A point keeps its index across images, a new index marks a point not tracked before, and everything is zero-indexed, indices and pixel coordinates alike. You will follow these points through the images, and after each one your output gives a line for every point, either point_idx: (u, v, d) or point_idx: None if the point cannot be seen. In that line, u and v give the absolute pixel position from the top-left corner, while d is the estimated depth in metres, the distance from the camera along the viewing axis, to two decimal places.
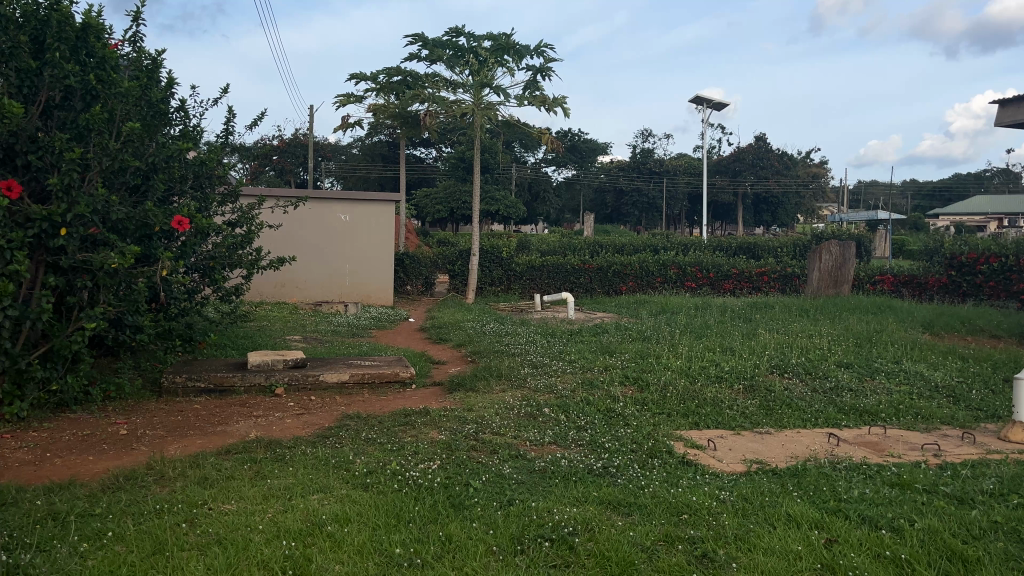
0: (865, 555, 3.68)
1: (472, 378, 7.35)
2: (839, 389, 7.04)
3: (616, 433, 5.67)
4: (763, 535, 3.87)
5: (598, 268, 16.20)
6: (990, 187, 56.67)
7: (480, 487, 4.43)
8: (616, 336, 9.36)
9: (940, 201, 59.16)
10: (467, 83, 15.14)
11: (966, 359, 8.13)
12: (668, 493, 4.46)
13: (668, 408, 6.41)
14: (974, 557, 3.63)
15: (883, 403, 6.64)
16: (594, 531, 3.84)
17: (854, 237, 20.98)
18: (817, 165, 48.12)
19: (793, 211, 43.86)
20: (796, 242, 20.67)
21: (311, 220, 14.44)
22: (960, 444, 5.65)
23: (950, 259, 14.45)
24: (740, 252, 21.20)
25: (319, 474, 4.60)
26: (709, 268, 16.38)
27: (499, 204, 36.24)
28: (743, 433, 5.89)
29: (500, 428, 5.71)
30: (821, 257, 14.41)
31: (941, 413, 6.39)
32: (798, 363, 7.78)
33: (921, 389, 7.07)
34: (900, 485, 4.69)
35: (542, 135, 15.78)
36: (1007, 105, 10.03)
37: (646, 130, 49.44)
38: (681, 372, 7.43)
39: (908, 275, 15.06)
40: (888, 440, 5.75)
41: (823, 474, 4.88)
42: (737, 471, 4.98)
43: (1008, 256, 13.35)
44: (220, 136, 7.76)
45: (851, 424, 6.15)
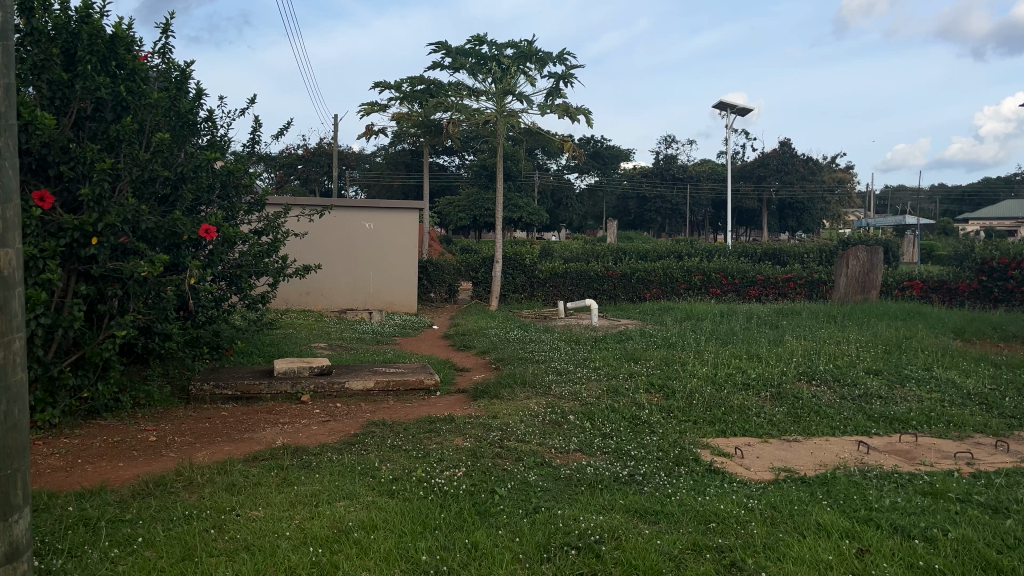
0: (897, 564, 3.62)
1: (497, 386, 7.34)
2: (868, 396, 6.95)
3: (642, 441, 5.63)
4: (793, 544, 3.82)
5: (622, 275, 16.17)
6: (1020, 191, 55.70)
7: (506, 495, 4.42)
8: (641, 342, 9.32)
9: (970, 206, 58.31)
10: (489, 91, 15.18)
11: (999, 366, 7.98)
12: (696, 501, 4.42)
13: (694, 415, 6.36)
14: (1010, 567, 3.57)
15: (914, 410, 6.55)
16: (621, 540, 3.81)
17: (882, 243, 20.66)
18: (843, 170, 47.60)
19: (819, 216, 43.40)
20: (823, 247, 20.44)
21: (336, 229, 14.53)
22: (993, 452, 5.56)
23: (981, 264, 14.20)
24: (765, 258, 21.01)
25: (346, 481, 4.62)
26: (734, 274, 16.24)
27: (522, 211, 36.23)
28: (771, 441, 5.84)
29: (525, 436, 5.69)
30: (848, 262, 14.26)
31: (974, 421, 6.27)
32: (827, 369, 7.68)
33: (952, 396, 6.95)
34: (932, 494, 4.61)
35: (564, 141, 15.75)
36: None
37: (669, 136, 49.24)
38: (707, 379, 7.37)
39: (938, 281, 14.81)
40: (919, 448, 5.66)
41: (854, 482, 4.82)
42: (765, 480, 4.93)
43: None
44: (247, 146, 7.84)
45: (881, 432, 6.07)
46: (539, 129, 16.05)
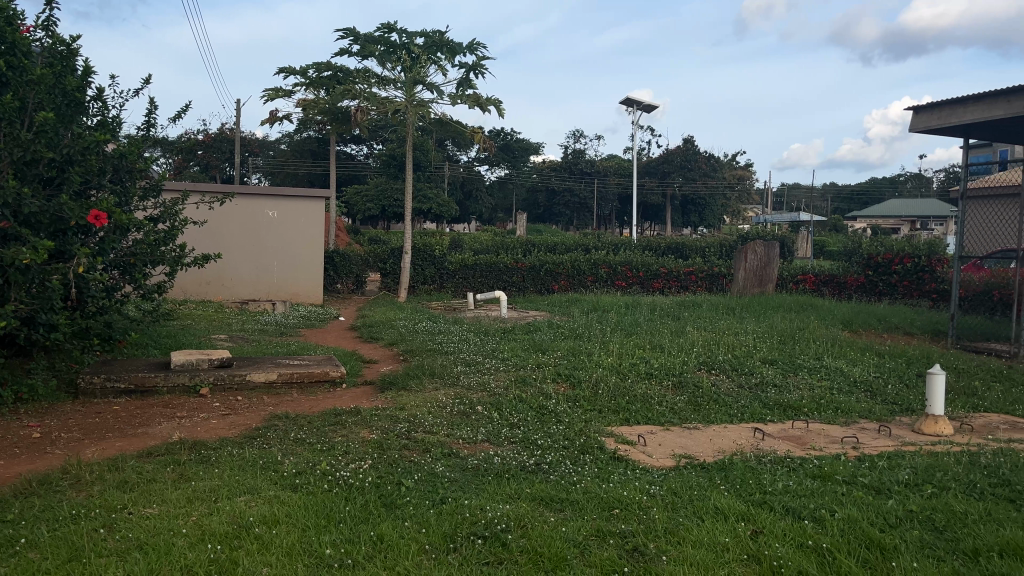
0: (789, 544, 3.81)
1: (404, 377, 7.28)
2: (763, 384, 7.25)
3: (549, 430, 5.69)
4: (693, 528, 3.95)
5: (531, 267, 16.27)
6: (904, 191, 59.07)
7: (413, 486, 4.39)
8: (549, 334, 9.41)
9: (858, 205, 61.52)
10: (399, 80, 14.98)
11: (882, 355, 8.46)
12: (600, 488, 4.51)
13: (599, 404, 6.48)
14: (890, 545, 3.84)
15: (805, 397, 6.87)
16: (527, 528, 3.85)
17: (778, 237, 21.48)
18: (742, 169, 49.33)
19: (719, 213, 44.85)
20: (723, 241, 21.09)
21: (238, 217, 14.10)
22: (876, 436, 5.91)
23: (868, 259, 14.98)
24: (669, 252, 21.55)
25: (247, 475, 4.48)
26: (639, 268, 16.58)
27: (431, 202, 36.04)
28: (672, 428, 6.01)
29: (433, 427, 5.66)
30: (746, 256, 14.82)
31: (859, 407, 6.64)
32: (725, 359, 7.96)
33: (840, 384, 7.33)
34: (821, 477, 4.87)
35: (474, 132, 15.69)
36: (919, 111, 9.14)
37: (578, 131, 49.85)
38: (612, 369, 7.52)
39: (829, 274, 15.37)
40: (809, 433, 5.95)
41: (749, 467, 5.03)
42: (666, 466, 5.08)
43: (921, 257, 14.11)
44: (141, 128, 7.49)
45: (776, 419, 6.34)
46: (448, 120, 15.96)
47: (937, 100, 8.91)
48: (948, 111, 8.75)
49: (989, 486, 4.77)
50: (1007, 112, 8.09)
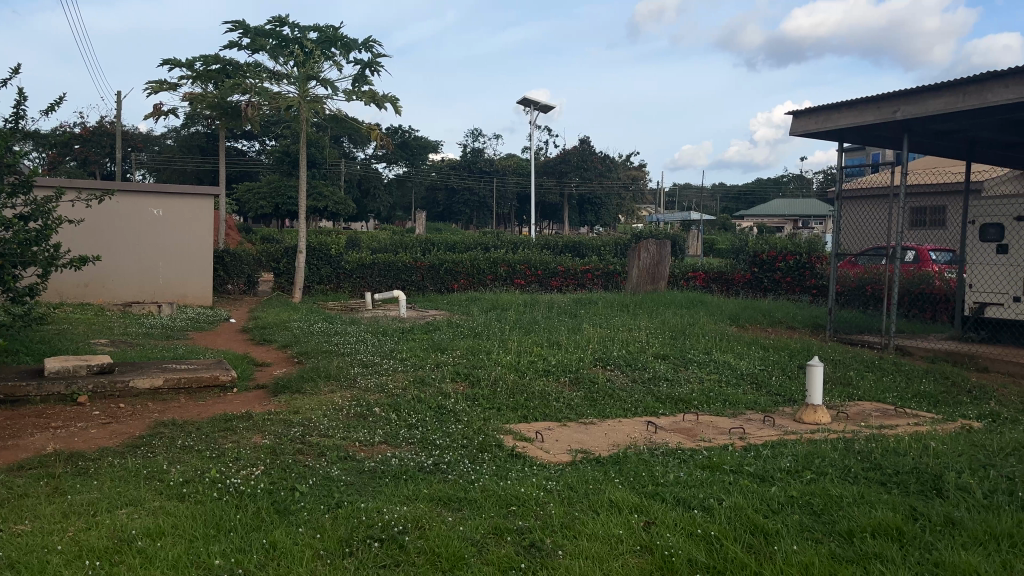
0: (679, 534, 3.95)
1: (299, 380, 7.11)
2: (656, 378, 7.47)
3: (447, 430, 5.68)
4: (588, 521, 4.03)
5: (430, 266, 16.18)
6: (786, 192, 62.05)
7: (307, 491, 4.30)
8: (448, 333, 9.39)
9: (745, 205, 64.24)
10: (291, 75, 14.61)
11: (766, 348, 8.86)
12: (498, 486, 4.54)
13: (497, 402, 6.52)
14: (773, 530, 4.03)
15: (695, 391, 7.12)
16: (425, 529, 3.84)
17: (671, 236, 22.17)
18: (636, 169, 50.66)
19: (615, 212, 45.90)
20: (619, 240, 21.59)
21: (119, 215, 13.42)
22: (761, 426, 6.19)
23: (753, 257, 15.66)
24: (566, 250, 21.88)
25: (130, 487, 4.28)
26: (537, 266, 16.75)
27: (327, 200, 35.37)
28: (569, 424, 6.11)
29: (328, 430, 5.56)
30: (639, 254, 15.22)
31: (746, 399, 6.93)
32: (620, 355, 8.15)
33: (728, 376, 7.64)
34: (710, 467, 5.06)
35: (370, 129, 15.47)
36: (799, 116, 9.62)
37: (477, 130, 49.99)
38: (510, 367, 7.58)
39: (718, 271, 16.03)
40: (699, 425, 6.17)
41: (643, 459, 5.17)
42: (563, 461, 5.16)
43: (802, 255, 14.87)
44: (9, 120, 7.03)
45: (668, 412, 6.55)
46: (344, 117, 15.69)
47: (814, 106, 9.40)
48: (824, 117, 9.25)
49: (862, 470, 5.08)
50: (876, 119, 8.61)
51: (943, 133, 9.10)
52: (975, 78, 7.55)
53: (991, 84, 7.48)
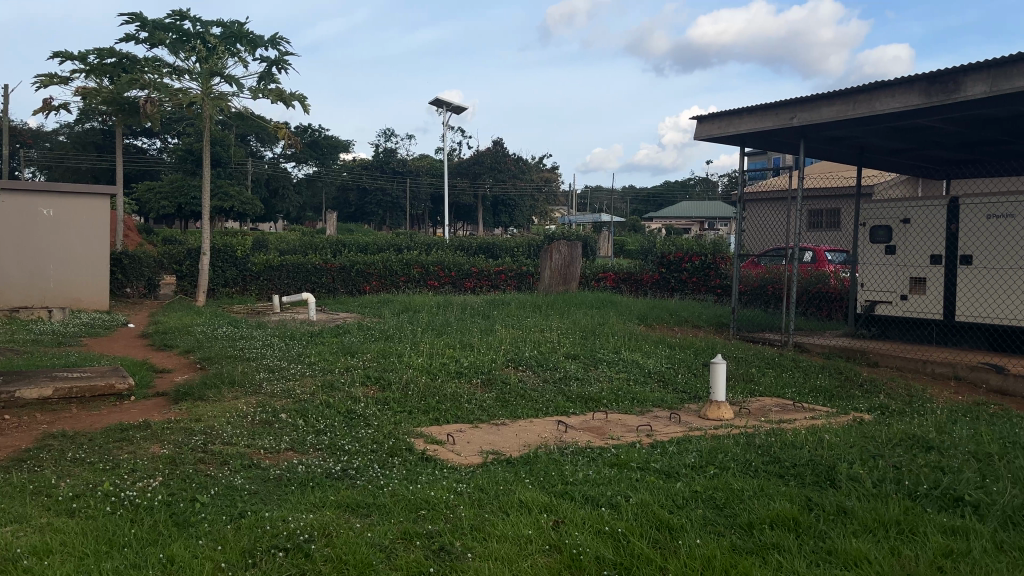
0: (587, 532, 4.00)
1: (201, 387, 6.86)
2: (567, 378, 7.56)
3: (356, 434, 5.60)
4: (498, 522, 4.05)
5: (341, 268, 15.92)
6: (694, 194, 63.88)
7: (209, 502, 4.16)
8: (358, 336, 9.25)
9: (654, 207, 65.82)
10: (193, 71, 14.13)
11: (673, 347, 9.09)
12: (407, 490, 4.50)
13: (408, 405, 6.47)
14: (678, 524, 4.14)
15: (605, 389, 7.24)
16: (332, 536, 3.77)
17: (582, 237, 22.48)
18: (549, 171, 51.21)
19: (529, 213, 46.27)
20: (531, 241, 21.76)
21: (5, 215, 12.70)
22: (668, 423, 6.35)
23: (661, 258, 16.05)
24: (480, 251, 21.91)
25: (13, 504, 4.04)
26: (450, 267, 16.70)
27: (233, 200, 34.39)
28: (480, 426, 6.12)
29: (232, 438, 5.40)
30: (551, 255, 15.38)
31: (653, 397, 7.09)
32: (531, 355, 8.20)
33: (637, 375, 7.80)
34: (618, 464, 5.16)
35: (278, 128, 15.11)
36: (703, 120, 9.92)
37: (390, 130, 49.51)
38: (422, 369, 7.53)
39: (627, 272, 16.35)
40: (608, 423, 6.28)
41: (553, 459, 5.22)
42: (474, 463, 5.16)
43: (707, 255, 15.32)
44: None
45: (578, 411, 6.64)
46: (250, 115, 15.27)
47: (717, 112, 9.71)
48: (726, 122, 9.57)
49: (762, 464, 5.27)
50: (775, 124, 8.96)
51: (836, 139, 9.55)
52: (864, 87, 7.94)
53: (878, 93, 7.88)
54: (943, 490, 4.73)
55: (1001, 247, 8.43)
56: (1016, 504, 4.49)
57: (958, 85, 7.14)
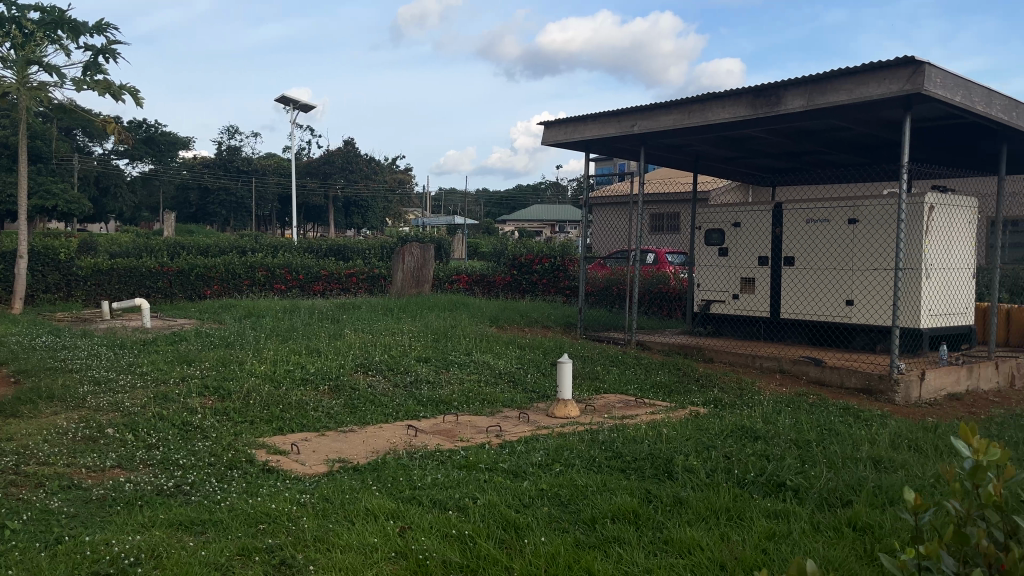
0: (434, 536, 3.99)
1: (14, 403, 6.28)
2: (417, 382, 7.51)
3: (192, 448, 5.31)
4: (343, 532, 3.95)
5: (179, 271, 15.09)
6: (545, 197, 65.34)
7: (21, 528, 3.81)
8: (197, 343, 8.79)
9: (507, 209, 66.83)
10: (8, 58, 12.93)
11: (523, 347, 9.23)
12: (246, 504, 4.32)
13: (250, 415, 6.21)
14: (524, 523, 4.20)
15: (455, 392, 7.25)
16: (162, 557, 3.55)
17: (435, 240, 22.46)
18: (402, 173, 50.84)
19: (382, 214, 45.74)
20: (383, 244, 21.49)
21: None
22: (517, 423, 6.45)
23: (513, 260, 16.31)
24: (329, 253, 21.40)
25: None
26: (298, 270, 16.19)
27: (56, 199, 31.83)
28: (327, 433, 5.96)
29: (49, 457, 4.97)
30: (403, 257, 15.25)
31: (503, 397, 7.18)
32: (381, 360, 8.09)
33: (487, 376, 7.86)
34: (466, 466, 5.18)
35: (106, 122, 14.11)
36: (550, 125, 10.16)
37: (234, 127, 47.46)
38: (266, 377, 7.24)
39: (480, 274, 16.49)
40: (458, 425, 6.30)
41: (401, 464, 5.17)
42: (320, 472, 5.02)
43: (556, 257, 15.70)
44: None
45: (429, 414, 6.61)
46: (74, 108, 14.16)
47: (564, 117, 9.97)
48: (572, 128, 9.85)
49: (605, 459, 5.46)
50: (618, 131, 9.32)
51: (674, 147, 10.05)
52: (698, 98, 8.41)
53: (711, 104, 8.36)
54: (768, 476, 5.08)
55: (818, 249, 9.17)
56: (829, 487, 4.90)
57: (779, 99, 7.69)
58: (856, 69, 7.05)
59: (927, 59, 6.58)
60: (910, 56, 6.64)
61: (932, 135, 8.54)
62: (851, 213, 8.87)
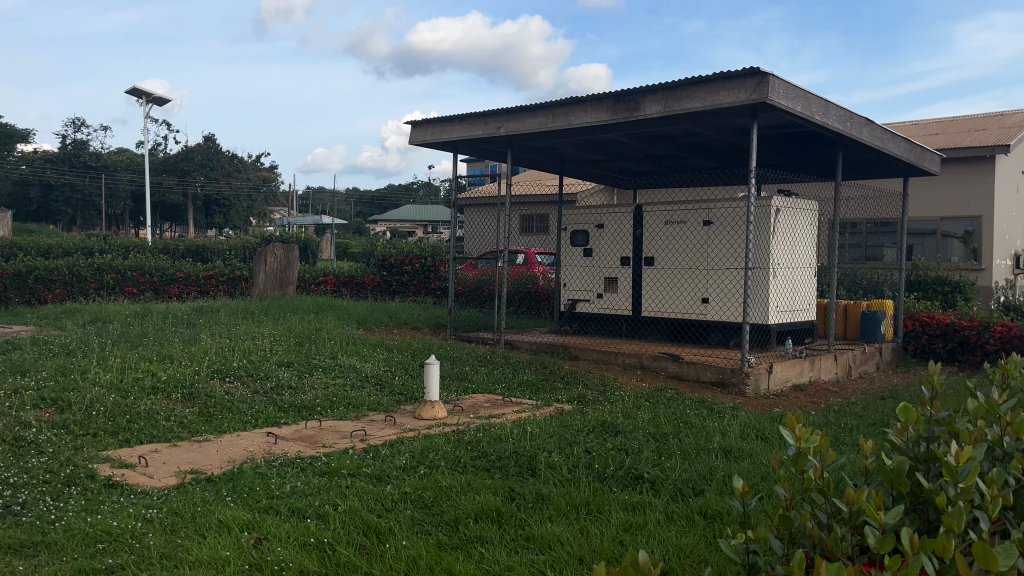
0: (291, 546, 3.87)
1: None
2: (279, 388, 7.26)
3: (25, 465, 4.91)
4: (193, 547, 3.77)
5: (14, 274, 14.07)
6: (417, 198, 64.95)
7: None
8: (33, 352, 8.15)
9: (377, 209, 65.95)
10: None
11: (390, 349, 9.12)
12: (86, 522, 4.03)
13: (93, 427, 5.82)
14: (386, 528, 4.15)
15: (319, 396, 7.06)
16: None
17: (301, 240, 21.84)
18: (267, 171, 49.18)
19: (245, 214, 44.07)
20: (245, 244, 20.70)
21: None
22: (382, 426, 6.36)
23: (382, 260, 16.11)
24: (187, 254, 20.41)
25: None
26: (152, 272, 15.32)
27: None
28: (180, 444, 5.67)
29: None
30: (266, 259, 14.74)
31: (369, 401, 7.06)
32: (240, 365, 7.78)
33: (353, 380, 7.71)
34: (327, 473, 5.05)
35: None
36: (417, 125, 10.09)
37: (81, 119, 44.43)
38: (112, 387, 6.81)
39: (347, 276, 16.20)
40: (321, 431, 6.14)
41: (258, 473, 4.99)
42: (170, 485, 4.76)
43: (426, 258, 15.62)
44: None
45: (290, 421, 6.41)
46: None
47: (431, 118, 9.94)
48: (439, 128, 9.83)
49: (470, 459, 5.47)
50: (484, 133, 9.38)
51: (540, 149, 10.21)
52: (561, 101, 8.58)
53: (574, 108, 8.55)
54: (626, 469, 5.25)
55: (676, 250, 9.56)
56: (683, 477, 5.12)
57: (638, 105, 7.96)
58: (707, 78, 7.40)
59: (771, 71, 6.99)
60: (756, 67, 7.03)
61: (779, 142, 9.09)
62: (706, 215, 9.31)
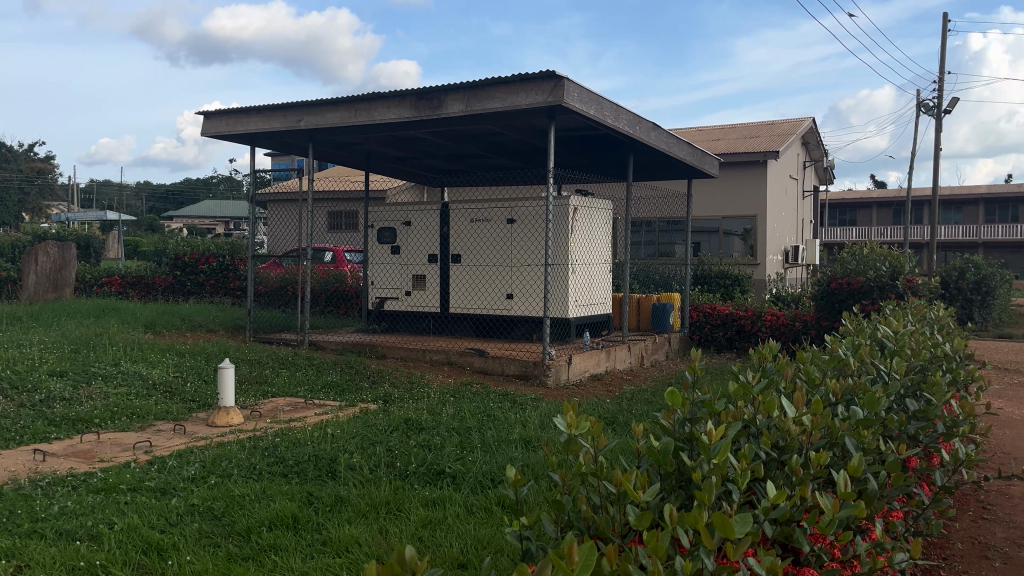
0: (56, 572, 3.53)
1: None
2: (50, 400, 6.61)
3: None
4: None
5: None
6: (219, 193, 61.57)
7: None
8: None
9: (174, 205, 61.81)
10: None
11: (182, 354, 8.58)
12: None
13: None
14: (169, 544, 3.89)
15: (98, 407, 6.50)
16: None
17: (82, 239, 20.01)
18: (42, 162, 44.58)
19: (16, 209, 39.72)
20: (14, 243, 18.66)
21: None
22: (170, 436, 5.97)
23: (175, 259, 15.11)
24: None
25: None
26: None
27: None
28: None
29: None
30: (37, 258, 13.38)
31: (156, 409, 6.60)
32: (3, 377, 6.99)
33: (138, 388, 7.16)
34: (104, 490, 4.66)
35: None
36: (211, 116, 9.56)
37: None
38: None
39: (135, 277, 15.08)
40: (99, 445, 5.66)
41: (21, 495, 4.51)
42: None
43: (225, 257, 14.84)
44: None
45: (62, 435, 5.85)
46: None
47: (226, 109, 9.45)
48: (235, 120, 9.37)
49: (266, 465, 5.26)
50: (283, 126, 9.05)
51: (343, 145, 10.01)
52: (364, 97, 8.46)
53: (376, 103, 8.46)
54: (428, 466, 5.27)
55: (481, 247, 9.73)
56: (483, 469, 5.22)
57: (440, 103, 8.01)
58: (506, 80, 7.59)
59: (565, 75, 7.29)
60: (551, 71, 7.29)
61: (576, 144, 9.50)
62: (510, 213, 9.55)
